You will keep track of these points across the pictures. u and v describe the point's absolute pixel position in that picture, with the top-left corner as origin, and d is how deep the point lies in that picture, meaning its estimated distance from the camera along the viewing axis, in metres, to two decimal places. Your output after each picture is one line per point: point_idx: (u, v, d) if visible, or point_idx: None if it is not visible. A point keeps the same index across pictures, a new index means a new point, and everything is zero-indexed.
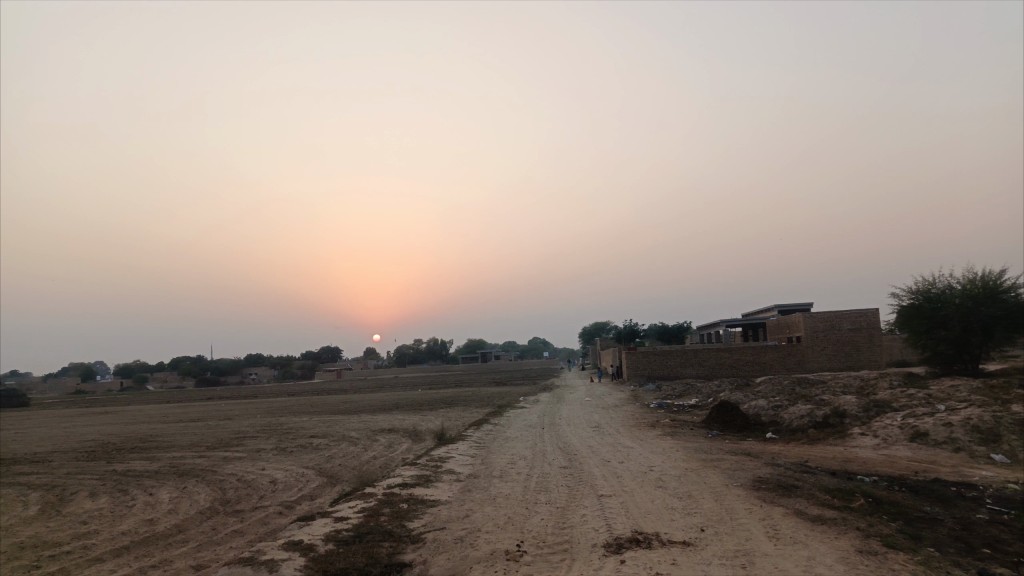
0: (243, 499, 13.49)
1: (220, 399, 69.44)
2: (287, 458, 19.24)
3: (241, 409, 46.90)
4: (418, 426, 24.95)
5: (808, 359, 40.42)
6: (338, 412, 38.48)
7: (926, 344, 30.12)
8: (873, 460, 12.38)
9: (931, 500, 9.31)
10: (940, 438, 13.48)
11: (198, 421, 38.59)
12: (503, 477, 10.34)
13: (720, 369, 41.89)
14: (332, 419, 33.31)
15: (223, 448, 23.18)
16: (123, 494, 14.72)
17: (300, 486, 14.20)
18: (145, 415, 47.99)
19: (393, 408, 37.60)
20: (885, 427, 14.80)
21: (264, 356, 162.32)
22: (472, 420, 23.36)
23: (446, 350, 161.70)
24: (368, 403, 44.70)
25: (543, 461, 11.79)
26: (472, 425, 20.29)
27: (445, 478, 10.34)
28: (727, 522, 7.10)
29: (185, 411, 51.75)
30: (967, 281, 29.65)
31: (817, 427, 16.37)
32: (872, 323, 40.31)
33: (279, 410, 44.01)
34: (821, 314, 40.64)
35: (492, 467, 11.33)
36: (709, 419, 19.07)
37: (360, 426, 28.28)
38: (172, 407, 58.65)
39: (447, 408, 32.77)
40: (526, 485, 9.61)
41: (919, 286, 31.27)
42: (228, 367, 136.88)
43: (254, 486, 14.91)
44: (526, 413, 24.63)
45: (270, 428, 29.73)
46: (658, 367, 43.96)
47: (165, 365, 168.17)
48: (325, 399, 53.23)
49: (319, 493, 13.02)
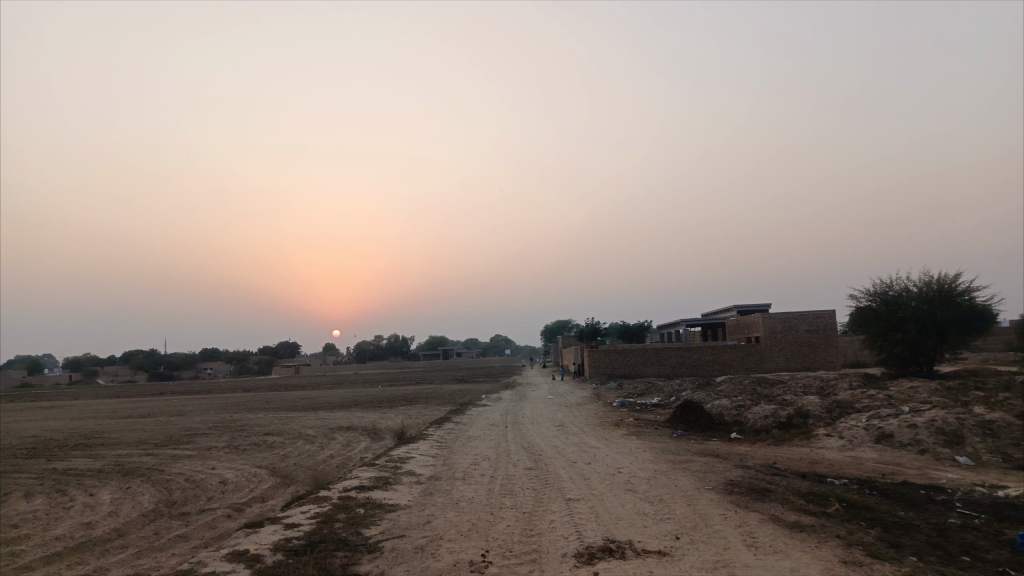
0: (189, 501, 12.77)
1: (172, 394, 67.48)
2: (239, 457, 18.48)
3: (193, 405, 45.55)
4: (377, 423, 24.32)
5: (767, 359, 40.76)
6: (293, 409, 37.49)
7: (882, 345, 30.50)
8: (840, 463, 12.23)
9: (902, 504, 9.14)
10: (904, 440, 13.42)
11: (147, 417, 37.27)
12: (466, 479, 9.87)
13: (681, 368, 41.98)
14: (288, 416, 32.40)
15: (172, 445, 22.25)
16: (61, 495, 13.87)
17: (252, 487, 13.54)
18: (92, 410, 46.20)
19: (352, 405, 36.78)
20: (849, 428, 14.72)
21: (220, 350, 158.96)
22: (432, 418, 22.81)
23: (406, 346, 160.41)
24: (325, 400, 43.77)
25: (507, 462, 11.37)
26: (433, 424, 19.77)
27: (404, 480, 9.84)
28: (702, 529, 6.77)
29: (134, 406, 50.08)
30: (923, 283, 30.08)
31: (782, 428, 16.25)
32: (829, 324, 40.84)
33: (233, 406, 42.83)
34: (779, 315, 41.02)
35: (454, 468, 10.85)
36: (673, 418, 18.86)
37: (316, 423, 27.50)
38: (121, 402, 56.73)
39: (407, 406, 32.12)
40: (490, 489, 9.16)
41: (877, 288, 31.66)
42: (182, 361, 133.58)
43: (203, 486, 14.17)
44: (488, 411, 24.17)
45: (222, 425, 28.75)
46: (619, 365, 43.89)
47: (116, 359, 163.65)
48: (281, 396, 51.96)
49: (272, 495, 12.40)
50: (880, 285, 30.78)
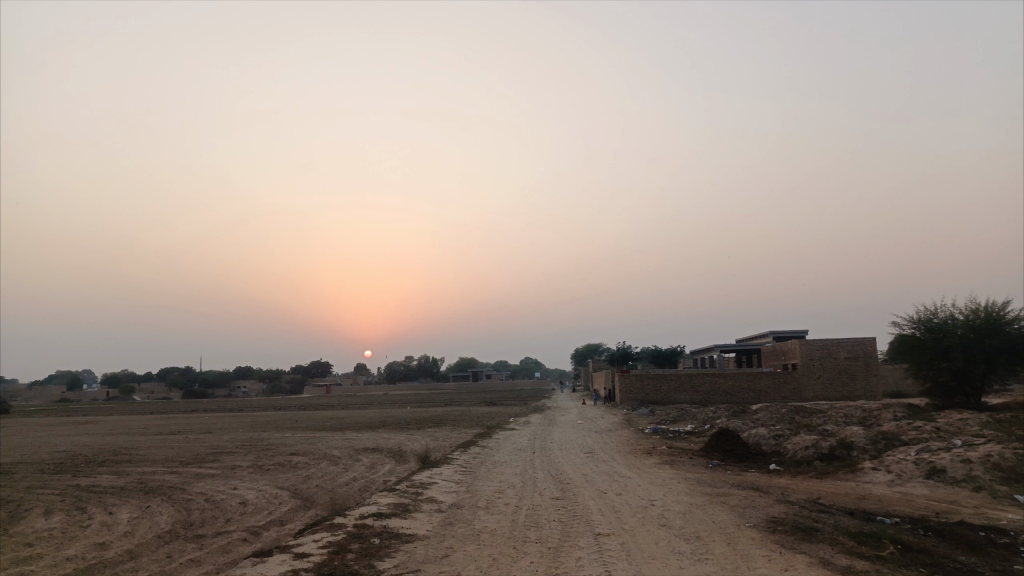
0: (206, 523, 12.44)
1: (206, 411, 68.04)
2: (263, 477, 18.18)
3: (223, 423, 45.63)
4: (403, 446, 23.90)
5: (804, 387, 39.54)
6: (321, 429, 37.26)
7: (927, 374, 29.29)
8: (889, 499, 11.47)
9: (962, 548, 8.41)
10: (958, 476, 12.58)
11: (177, 434, 37.33)
12: (490, 508, 9.36)
13: (715, 395, 40.92)
14: (315, 436, 32.13)
15: (197, 463, 22.07)
16: (81, 513, 13.68)
17: (271, 510, 13.16)
18: (125, 427, 46.58)
19: (380, 426, 36.44)
20: (898, 462, 13.89)
21: (253, 369, 160.50)
22: (459, 441, 22.35)
23: (436, 368, 160.29)
24: (354, 420, 43.50)
25: (532, 491, 10.83)
26: (459, 447, 19.28)
27: (424, 508, 9.36)
28: (744, 573, 6.19)
29: (166, 423, 50.38)
30: (970, 311, 28.90)
31: (824, 460, 15.45)
32: (869, 352, 39.54)
33: (262, 424, 42.78)
34: (817, 342, 39.87)
35: (477, 496, 10.35)
36: (708, 447, 18.14)
37: (342, 444, 27.16)
38: (153, 419, 57.06)
39: (434, 428, 31.68)
40: (515, 520, 8.63)
41: (920, 315, 30.51)
42: (216, 379, 134.91)
43: (222, 507, 13.85)
44: (516, 435, 23.61)
45: (249, 444, 28.58)
46: (651, 391, 42.98)
47: (153, 376, 166.45)
48: (310, 415, 51.90)
49: (291, 518, 12.02)
50: (924, 312, 29.65)
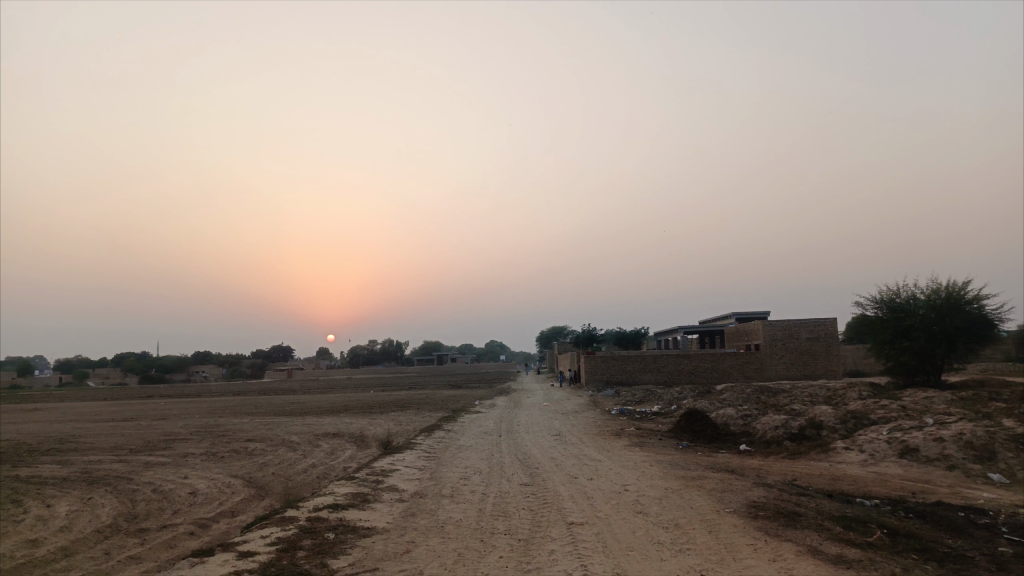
0: (152, 515, 11.67)
1: (162, 396, 66.49)
2: (216, 465, 17.36)
3: (178, 409, 44.25)
4: (365, 430, 23.22)
5: (767, 367, 39.75)
6: (281, 414, 36.23)
7: (889, 354, 29.49)
8: (864, 480, 11.19)
9: (946, 530, 8.08)
10: (931, 455, 12.37)
11: (129, 420, 35.99)
12: (455, 497, 8.77)
13: (679, 376, 40.92)
14: (274, 421, 31.19)
15: (148, 451, 21.08)
16: (16, 506, 12.77)
17: (223, 501, 12.42)
18: (75, 413, 44.86)
19: (342, 410, 35.62)
20: (870, 441, 13.65)
21: (213, 354, 157.48)
22: (423, 425, 21.74)
23: (400, 351, 159.20)
24: (316, 405, 42.53)
25: (500, 477, 10.29)
26: (422, 432, 18.66)
27: (385, 498, 8.72)
28: (730, 565, 5.72)
29: (119, 409, 48.66)
30: (930, 290, 29.09)
31: (794, 440, 15.19)
32: (831, 332, 39.84)
33: (220, 410, 41.57)
34: (780, 323, 40.07)
35: (442, 484, 9.77)
36: (677, 428, 17.80)
37: (302, 429, 26.34)
38: (106, 405, 55.14)
39: (398, 412, 31.04)
40: (481, 509, 8.07)
41: (882, 295, 30.67)
42: (174, 364, 131.89)
43: (170, 498, 13.04)
44: (480, 419, 23.04)
45: (205, 430, 27.55)
46: (616, 372, 42.83)
47: (107, 361, 162.15)
48: (270, 400, 50.79)
49: (243, 509, 11.30)
50: (887, 292, 29.78)
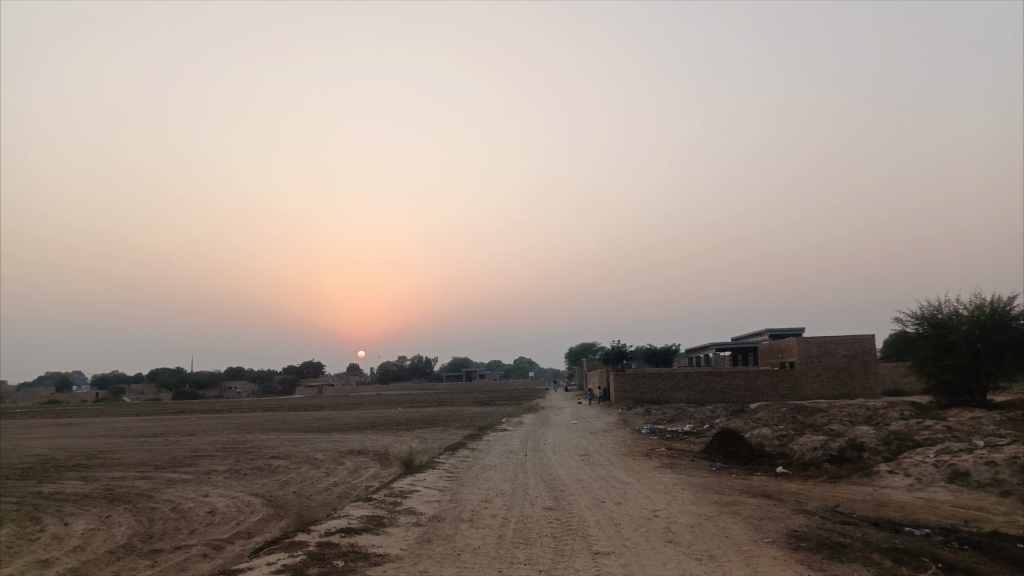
0: (168, 535, 11.41)
1: (194, 412, 66.97)
2: (238, 483, 17.13)
3: (208, 425, 44.40)
4: (390, 448, 22.88)
5: (802, 386, 38.66)
6: (308, 431, 36.08)
7: (930, 373, 28.41)
8: (911, 506, 10.50)
9: (1006, 565, 7.42)
10: (983, 479, 11.61)
11: (159, 436, 36.13)
12: (475, 521, 8.33)
13: (711, 394, 40.00)
14: (301, 438, 31.04)
15: (173, 468, 20.97)
16: (35, 524, 12.64)
17: (240, 521, 12.13)
18: (107, 429, 45.24)
19: (370, 427, 35.37)
20: (916, 464, 12.90)
21: (245, 370, 159.16)
22: (448, 443, 21.32)
23: (430, 368, 159.34)
24: (344, 421, 42.42)
25: (523, 500, 9.83)
26: (446, 450, 18.25)
27: (400, 522, 8.32)
28: None
29: (151, 425, 49.01)
30: (973, 306, 27.97)
31: (834, 463, 14.49)
32: (868, 349, 38.66)
33: (249, 426, 41.59)
34: (815, 340, 38.99)
35: (462, 506, 9.35)
36: (710, 449, 17.17)
37: (328, 446, 26.11)
38: (138, 421, 55.58)
39: (425, 429, 30.68)
40: (501, 535, 7.62)
41: (922, 312, 29.58)
42: (207, 379, 133.31)
43: (188, 517, 12.80)
44: (507, 437, 22.56)
45: (231, 446, 27.44)
46: (646, 390, 42.00)
47: (143, 376, 164.86)
48: (299, 416, 50.75)
49: (260, 530, 11.00)
50: (927, 307, 28.71)
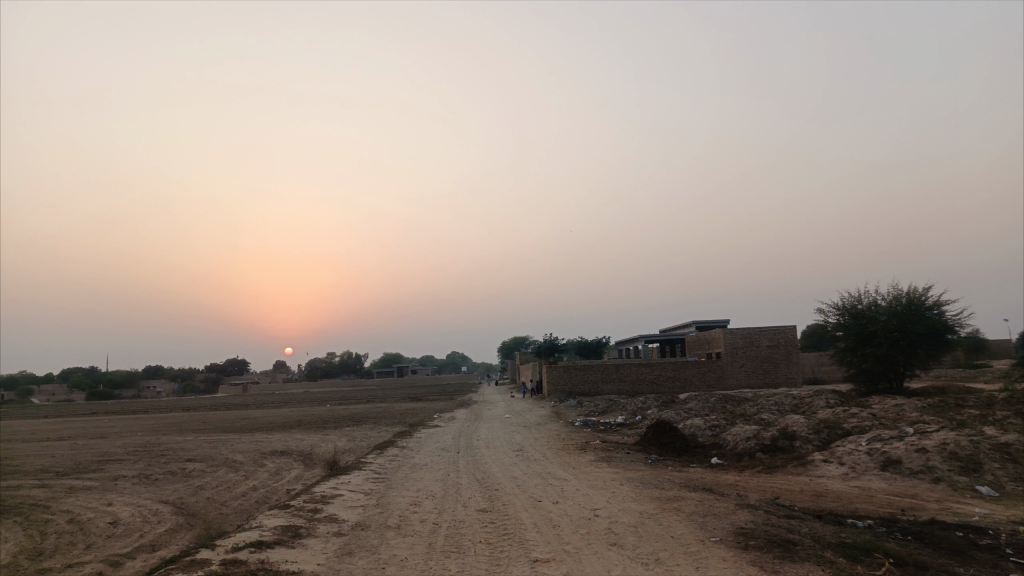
0: (59, 551, 10.27)
1: (107, 414, 63.17)
2: (147, 489, 15.87)
3: (120, 426, 41.87)
4: (316, 448, 21.84)
5: (728, 376, 39.32)
6: (229, 431, 34.36)
7: (851, 361, 29.16)
8: (849, 496, 10.39)
9: (952, 556, 7.24)
10: (915, 467, 11.64)
11: (65, 439, 33.72)
12: (402, 529, 7.64)
13: (641, 385, 40.24)
14: (221, 438, 29.46)
15: (76, 474, 19.38)
16: None
17: (144, 532, 11.06)
18: (9, 433, 42.16)
19: (295, 426, 33.98)
20: (849, 453, 12.90)
21: (165, 368, 152.64)
22: (378, 442, 20.47)
23: (360, 364, 156.57)
24: (268, 420, 40.70)
25: (455, 501, 9.22)
26: (374, 449, 17.39)
27: (320, 533, 7.56)
28: None
29: (58, 427, 45.95)
30: (891, 296, 28.82)
31: (767, 452, 14.41)
32: (790, 339, 39.66)
33: (165, 427, 39.37)
34: (741, 331, 39.72)
35: (388, 512, 8.65)
36: (644, 441, 16.90)
37: (249, 447, 24.80)
38: (45, 423, 52.08)
39: (352, 427, 29.56)
40: (431, 545, 6.97)
41: (843, 302, 30.34)
42: (123, 378, 126.96)
43: (86, 530, 11.62)
44: (438, 433, 21.84)
45: (143, 449, 25.71)
46: (579, 382, 41.63)
47: (53, 377, 156.20)
48: (219, 416, 48.48)
49: (164, 543, 10.00)
50: (849, 298, 29.42)
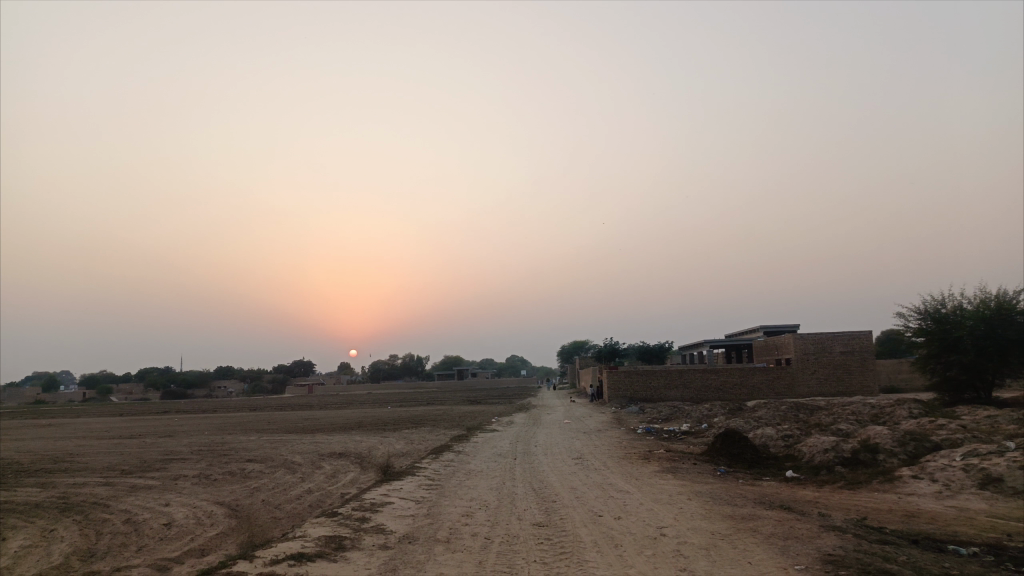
0: (110, 552, 10.15)
1: (179, 413, 65.12)
2: (205, 490, 15.86)
3: (190, 425, 42.96)
4: (373, 450, 21.65)
5: (798, 383, 37.64)
6: (291, 431, 34.71)
7: (935, 369, 27.31)
8: (946, 518, 9.36)
9: None
10: (1019, 486, 10.47)
11: (136, 437, 34.66)
12: (452, 543, 7.12)
13: (706, 392, 38.91)
14: (282, 439, 29.72)
15: (140, 473, 19.66)
16: None
17: (194, 535, 10.87)
18: (87, 429, 43.76)
19: (355, 428, 34.06)
20: (942, 469, 11.76)
21: (235, 369, 157.37)
22: (435, 445, 20.12)
23: (421, 367, 157.95)
24: (330, 421, 41.10)
25: (510, 513, 8.67)
26: (431, 454, 16.98)
27: (364, 545, 7.11)
28: None
29: (133, 425, 47.43)
30: (979, 300, 26.89)
31: (847, 466, 13.35)
32: (866, 345, 37.68)
33: (231, 427, 40.22)
34: (812, 336, 37.96)
35: (438, 523, 8.15)
36: (712, 451, 16.00)
37: (309, 448, 24.82)
38: (120, 421, 53.92)
39: (411, 430, 29.35)
40: (481, 562, 6.42)
41: (925, 306, 28.49)
42: (196, 378, 131.46)
43: (139, 531, 11.52)
44: (496, 438, 21.35)
45: (207, 449, 26.05)
46: (640, 388, 40.68)
47: (132, 376, 163.31)
48: (283, 416, 49.27)
49: (213, 547, 9.74)
50: (931, 302, 27.61)
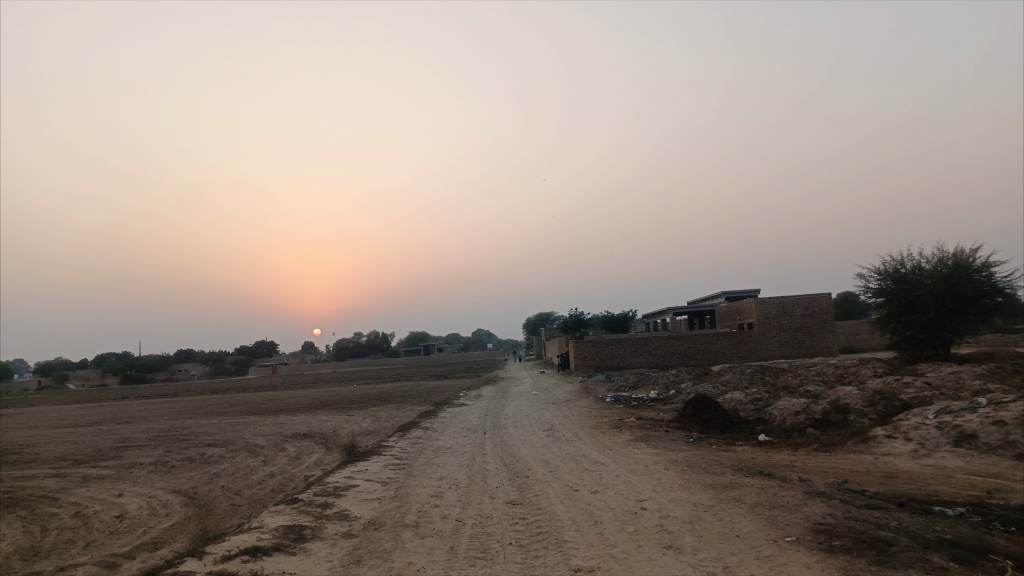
0: (55, 550, 9.47)
1: (138, 398, 63.26)
2: (161, 478, 15.14)
3: (147, 410, 41.68)
4: (338, 430, 21.06)
5: (761, 346, 37.94)
6: (252, 413, 33.79)
7: (895, 328, 27.62)
8: (924, 478, 9.20)
9: None
10: (994, 442, 10.39)
11: (90, 425, 33.38)
12: (421, 528, 6.67)
13: (671, 358, 38.98)
14: (243, 422, 28.84)
15: (93, 462, 18.77)
16: None
17: (148, 527, 10.25)
18: (40, 419, 42.14)
19: (320, 407, 33.33)
20: (916, 427, 11.66)
21: (195, 352, 154.22)
22: (402, 423, 19.61)
23: (386, 345, 156.65)
24: (294, 402, 40.23)
25: (482, 492, 8.24)
26: (397, 431, 16.46)
27: (327, 534, 6.61)
28: None
29: (88, 412, 45.86)
30: (937, 259, 27.18)
31: (819, 427, 13.23)
32: (826, 307, 38.07)
33: (192, 410, 39.06)
34: (774, 300, 38.20)
35: (406, 506, 7.68)
36: (683, 417, 15.79)
37: (271, 430, 24.09)
38: (75, 409, 52.19)
39: (377, 407, 28.75)
40: (452, 548, 5.98)
41: (884, 267, 28.71)
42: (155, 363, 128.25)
43: (88, 525, 10.85)
44: (463, 413, 20.90)
45: (165, 434, 25.11)
46: (606, 356, 40.58)
47: (88, 363, 159.02)
48: (246, 398, 48.14)
49: (168, 540, 9.16)
50: (890, 263, 27.83)
